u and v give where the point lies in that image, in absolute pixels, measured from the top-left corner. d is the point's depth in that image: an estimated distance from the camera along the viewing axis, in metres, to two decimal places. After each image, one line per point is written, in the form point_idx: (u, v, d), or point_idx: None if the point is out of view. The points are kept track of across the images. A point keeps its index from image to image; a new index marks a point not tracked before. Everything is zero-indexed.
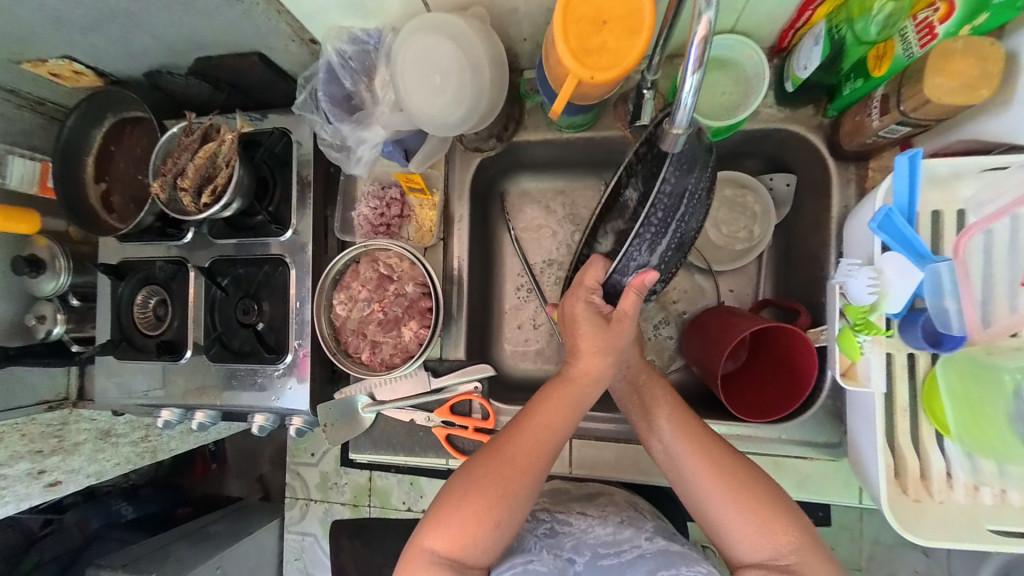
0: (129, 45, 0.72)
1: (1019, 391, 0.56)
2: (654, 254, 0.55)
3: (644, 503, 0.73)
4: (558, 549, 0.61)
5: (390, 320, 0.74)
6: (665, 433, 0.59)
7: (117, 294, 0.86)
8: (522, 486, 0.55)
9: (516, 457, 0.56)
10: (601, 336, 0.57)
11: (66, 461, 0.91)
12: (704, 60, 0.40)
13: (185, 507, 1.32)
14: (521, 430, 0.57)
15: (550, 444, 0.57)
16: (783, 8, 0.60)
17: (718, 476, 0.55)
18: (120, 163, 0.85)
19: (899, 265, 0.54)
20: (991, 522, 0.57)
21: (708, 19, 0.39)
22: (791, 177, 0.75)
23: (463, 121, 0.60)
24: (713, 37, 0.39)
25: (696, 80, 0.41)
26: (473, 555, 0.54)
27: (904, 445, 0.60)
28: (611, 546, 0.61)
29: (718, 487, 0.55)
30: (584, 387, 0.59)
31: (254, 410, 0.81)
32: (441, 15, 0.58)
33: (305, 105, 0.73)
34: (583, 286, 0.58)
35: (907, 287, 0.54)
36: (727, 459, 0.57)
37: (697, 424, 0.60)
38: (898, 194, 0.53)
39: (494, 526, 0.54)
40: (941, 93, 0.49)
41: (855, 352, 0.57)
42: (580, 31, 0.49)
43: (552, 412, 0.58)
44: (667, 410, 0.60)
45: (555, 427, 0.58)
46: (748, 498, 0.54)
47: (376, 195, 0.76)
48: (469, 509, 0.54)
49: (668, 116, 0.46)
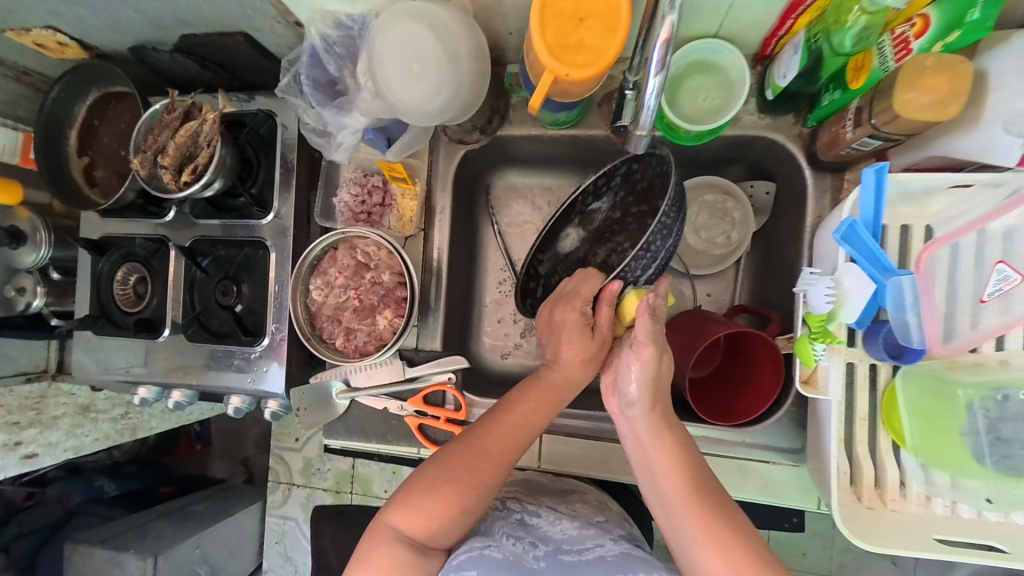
0: (114, 19, 0.71)
1: (972, 406, 0.57)
2: (643, 279, 0.61)
3: (614, 505, 0.74)
4: (521, 536, 0.60)
5: (366, 308, 0.75)
6: (647, 450, 0.56)
7: (98, 269, 0.85)
8: (493, 476, 0.57)
9: (490, 447, 0.57)
10: (585, 342, 0.60)
11: (45, 434, 0.90)
12: (665, 63, 0.45)
13: (166, 487, 1.32)
14: (497, 422, 0.59)
15: (525, 440, 0.59)
16: (766, 14, 0.60)
17: (693, 509, 0.52)
18: (104, 138, 0.85)
19: (856, 276, 0.55)
20: (939, 532, 0.57)
21: (671, 21, 0.43)
22: (772, 185, 0.76)
23: (441, 111, 0.60)
24: (675, 39, 0.44)
25: (659, 81, 0.47)
26: (436, 538, 0.55)
27: (862, 454, 0.60)
28: (575, 541, 0.60)
29: (692, 522, 0.52)
30: (565, 389, 0.61)
31: (231, 391, 0.81)
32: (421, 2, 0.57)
33: (289, 88, 0.73)
34: (580, 296, 0.61)
35: (863, 299, 0.55)
36: (703, 488, 0.53)
37: (683, 446, 0.56)
38: (864, 207, 0.54)
39: (461, 512, 0.55)
40: (913, 107, 0.50)
41: (811, 361, 0.60)
42: (558, 26, 0.49)
43: (529, 407, 0.60)
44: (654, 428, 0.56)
45: (533, 423, 0.60)
46: (723, 536, 0.51)
47: (358, 182, 0.77)
48: (440, 494, 0.55)
49: (635, 116, 0.51)
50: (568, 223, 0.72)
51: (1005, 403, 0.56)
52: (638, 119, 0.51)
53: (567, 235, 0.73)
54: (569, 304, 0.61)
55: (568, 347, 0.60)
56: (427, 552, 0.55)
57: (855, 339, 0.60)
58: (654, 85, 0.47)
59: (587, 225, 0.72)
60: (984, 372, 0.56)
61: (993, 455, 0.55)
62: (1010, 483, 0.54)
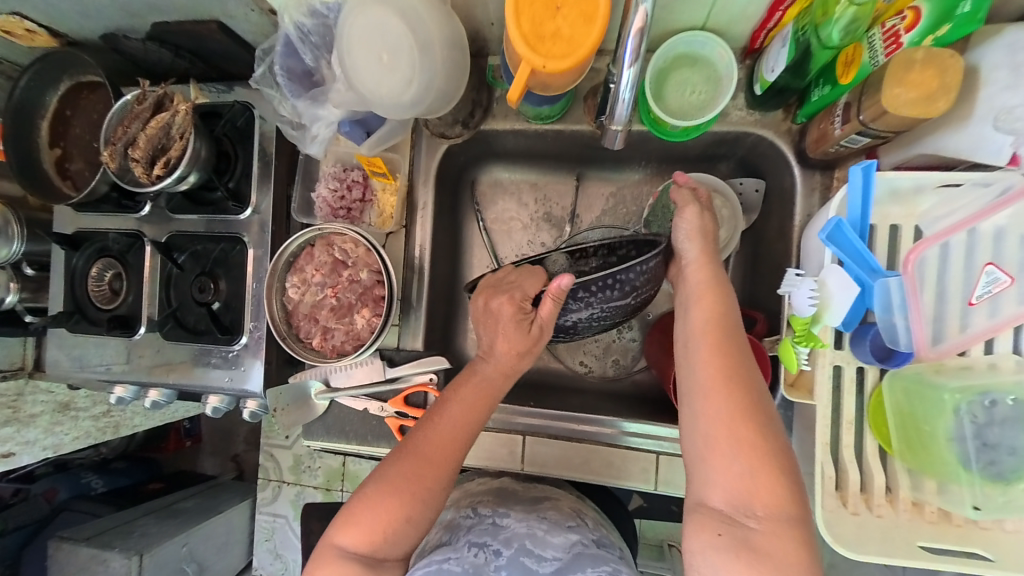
0: (83, 5, 0.69)
1: (960, 410, 0.53)
2: (592, 304, 0.60)
3: (590, 513, 0.71)
4: (486, 542, 0.59)
5: (343, 306, 0.73)
6: (698, 329, 0.54)
7: (71, 264, 0.83)
8: (440, 479, 0.55)
9: (433, 447, 0.56)
10: (519, 335, 0.60)
11: (21, 432, 0.89)
12: (639, 53, 0.44)
13: (156, 482, 1.30)
14: (436, 420, 0.58)
15: (466, 438, 0.58)
16: (754, 7, 0.59)
17: (726, 391, 0.49)
18: (76, 129, 0.82)
19: (842, 279, 0.54)
20: (925, 539, 0.55)
21: (644, 10, 0.41)
22: (761, 183, 0.73)
23: (415, 102, 0.58)
24: (649, 28, 0.42)
25: (633, 71, 0.45)
26: (385, 551, 0.53)
27: (848, 459, 0.58)
28: (540, 545, 0.59)
29: (721, 406, 0.48)
30: (499, 385, 0.61)
31: (209, 390, 0.79)
32: None
33: (264, 79, 0.71)
34: (520, 288, 0.60)
35: (845, 301, 0.54)
36: (739, 375, 0.50)
37: (732, 331, 0.53)
38: (852, 207, 0.52)
39: (408, 520, 0.54)
40: (898, 103, 0.49)
41: (794, 364, 0.59)
42: (533, 14, 0.47)
43: (469, 402, 0.59)
44: (711, 306, 0.55)
45: (472, 422, 0.59)
46: (746, 421, 0.47)
47: (337, 176, 0.74)
48: (382, 507, 0.53)
49: (611, 110, 0.51)
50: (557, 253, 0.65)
51: (992, 409, 0.54)
52: (614, 112, 0.51)
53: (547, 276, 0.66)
54: (507, 297, 0.60)
55: (503, 339, 0.61)
56: (379, 565, 0.53)
57: (842, 340, 0.59)
58: (629, 74, 0.46)
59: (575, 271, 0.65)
60: (971, 376, 0.54)
61: (980, 462, 0.53)
62: (993, 490, 0.53)
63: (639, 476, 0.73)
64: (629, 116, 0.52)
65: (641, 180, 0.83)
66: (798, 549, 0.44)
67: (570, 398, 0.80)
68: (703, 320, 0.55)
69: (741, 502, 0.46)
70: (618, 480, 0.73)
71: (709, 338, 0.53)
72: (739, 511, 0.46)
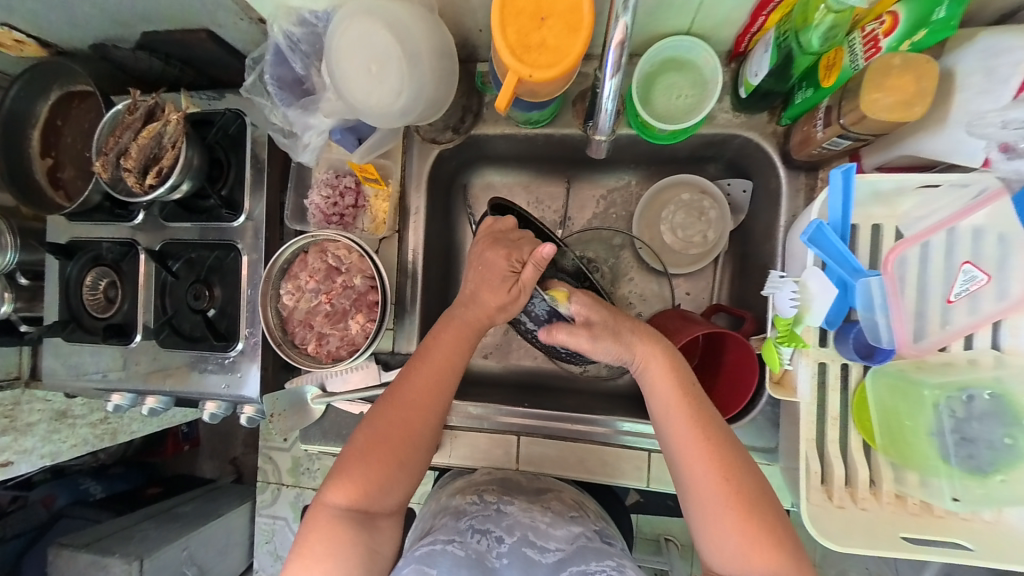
0: (71, 14, 0.69)
1: (939, 406, 0.56)
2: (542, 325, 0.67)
3: (592, 504, 0.71)
4: (489, 528, 0.60)
5: (338, 312, 0.74)
6: (666, 408, 0.56)
7: (66, 273, 0.83)
8: (423, 426, 0.57)
9: (413, 398, 0.57)
10: (504, 296, 0.60)
11: (19, 441, 0.89)
12: (619, 65, 0.44)
13: (154, 486, 1.30)
14: (415, 371, 0.59)
15: (446, 387, 0.59)
16: (738, 12, 0.60)
17: (711, 471, 0.52)
18: (68, 139, 0.82)
19: (819, 280, 0.56)
20: (903, 531, 0.56)
21: (625, 23, 0.40)
22: (748, 183, 0.76)
23: (405, 112, 0.59)
24: (629, 41, 0.42)
25: (615, 83, 0.46)
26: (379, 503, 0.55)
27: (833, 454, 0.60)
28: (542, 537, 0.60)
29: (711, 491, 0.51)
30: (477, 327, 0.61)
31: (206, 397, 0.80)
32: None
33: (255, 88, 0.71)
34: (519, 251, 0.60)
35: (824, 302, 0.56)
36: (716, 448, 0.53)
37: (695, 405, 0.55)
38: (832, 208, 0.54)
39: (400, 466, 0.56)
40: (879, 107, 0.50)
41: (776, 362, 0.62)
42: (519, 25, 0.48)
43: (445, 349, 0.59)
44: (667, 383, 0.56)
45: (450, 371, 0.59)
46: (734, 496, 0.51)
47: (329, 183, 0.75)
48: (371, 466, 0.55)
49: (594, 121, 0.52)
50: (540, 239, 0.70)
51: (970, 404, 0.55)
52: (598, 124, 0.52)
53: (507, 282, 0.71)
54: (504, 251, 0.60)
55: (489, 295, 0.60)
56: (372, 521, 0.55)
57: (826, 339, 0.60)
58: (612, 86, 0.46)
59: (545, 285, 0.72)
60: (950, 372, 0.56)
61: (958, 455, 0.55)
62: (971, 482, 0.54)
63: (632, 474, 0.74)
64: (613, 128, 0.54)
65: (632, 181, 0.84)
66: None
67: (564, 398, 0.81)
68: (666, 395, 0.56)
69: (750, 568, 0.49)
70: (610, 477, 0.75)
71: (678, 417, 0.55)
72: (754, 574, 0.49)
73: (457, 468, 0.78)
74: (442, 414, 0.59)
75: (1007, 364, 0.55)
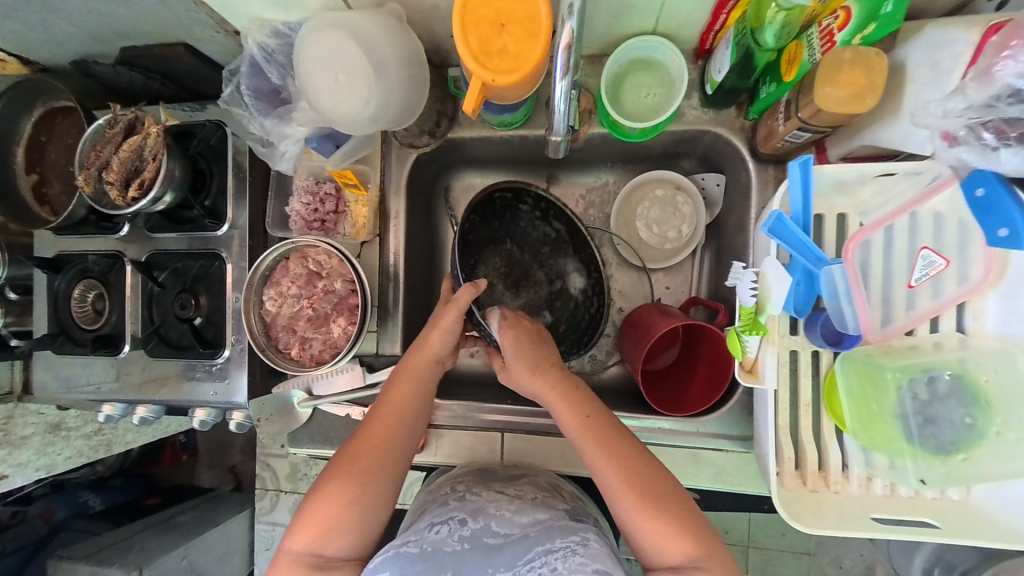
0: (50, 33, 0.71)
1: (903, 389, 0.57)
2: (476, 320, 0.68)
3: (568, 487, 0.73)
4: (452, 516, 0.61)
5: (320, 316, 0.76)
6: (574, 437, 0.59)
7: (54, 287, 0.84)
8: (378, 458, 0.58)
9: (370, 435, 0.60)
10: (451, 325, 0.64)
11: (14, 454, 0.90)
12: (569, 67, 0.45)
13: (153, 497, 1.30)
14: (373, 411, 0.63)
15: (403, 422, 0.62)
16: (699, 12, 0.61)
17: (625, 480, 0.54)
18: (53, 155, 0.83)
19: (776, 271, 0.56)
20: (876, 511, 0.58)
21: (570, 28, 0.43)
22: (722, 177, 0.78)
23: (376, 119, 0.60)
24: (577, 45, 0.44)
25: (565, 85, 0.47)
26: (335, 544, 0.55)
27: (807, 440, 0.62)
28: (505, 523, 0.60)
29: (625, 498, 0.54)
30: (430, 365, 0.66)
31: (195, 404, 0.81)
32: (343, 14, 0.58)
33: (233, 99, 0.73)
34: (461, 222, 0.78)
35: (781, 291, 0.55)
36: (620, 453, 0.56)
37: (601, 421, 0.58)
38: (792, 201, 0.55)
39: (354, 503, 0.56)
40: (830, 101, 0.52)
41: (739, 351, 0.62)
42: (479, 32, 0.50)
43: (401, 386, 0.64)
44: (573, 406, 0.60)
45: (406, 407, 0.63)
46: (648, 497, 0.53)
47: (310, 190, 0.76)
48: (326, 504, 0.55)
49: (549, 123, 0.53)
50: (558, 215, 0.77)
51: (932, 385, 0.57)
52: (552, 124, 0.53)
53: (512, 279, 0.80)
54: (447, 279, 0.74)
55: (440, 336, 0.65)
56: (328, 563, 0.55)
57: (796, 327, 0.63)
58: (563, 89, 0.47)
59: (559, 267, 0.81)
60: (915, 355, 0.58)
61: (920, 435, 0.57)
62: (934, 462, 0.56)
63: None
64: (569, 130, 0.55)
65: (609, 180, 0.86)
66: None
67: None
68: (573, 420, 0.59)
69: (678, 562, 0.51)
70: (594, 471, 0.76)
71: (588, 438, 0.57)
72: (681, 565, 0.51)
73: (444, 466, 0.80)
74: (401, 449, 0.61)
75: (971, 345, 0.56)
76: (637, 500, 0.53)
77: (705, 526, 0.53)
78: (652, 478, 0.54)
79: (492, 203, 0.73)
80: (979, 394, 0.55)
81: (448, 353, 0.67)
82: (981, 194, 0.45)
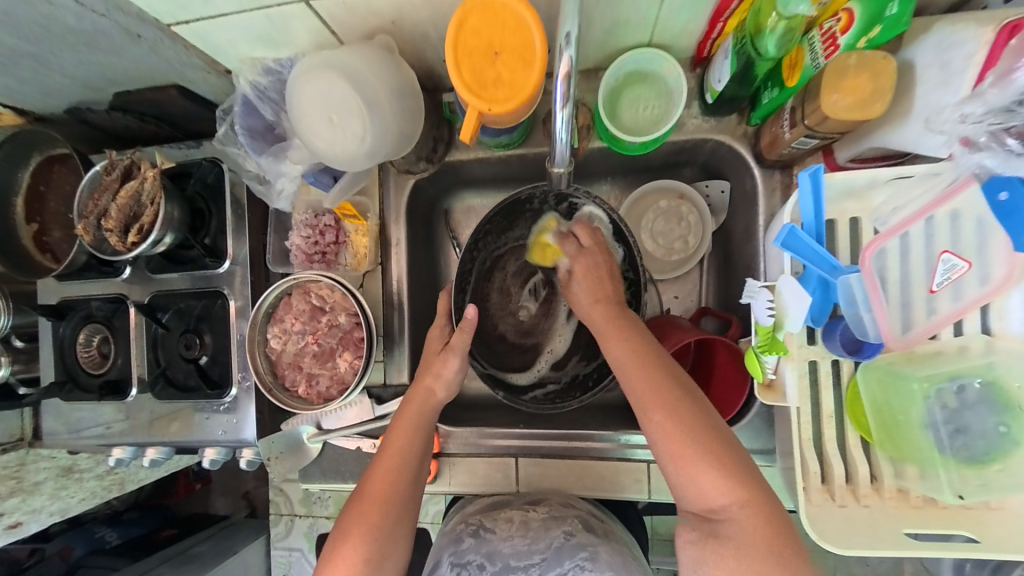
0: (44, 84, 0.71)
1: (930, 398, 0.55)
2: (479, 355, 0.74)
3: (582, 503, 0.73)
4: (469, 559, 0.66)
5: (326, 351, 0.76)
6: (619, 357, 0.57)
7: (60, 334, 0.83)
8: (387, 514, 0.59)
9: (374, 493, 0.60)
10: (454, 371, 0.67)
11: (27, 501, 0.86)
12: (569, 96, 0.44)
13: (169, 529, 1.22)
14: (373, 467, 0.62)
15: (406, 471, 0.62)
16: (695, 21, 0.60)
17: (649, 390, 0.53)
18: (52, 204, 0.83)
19: (792, 289, 0.54)
20: (907, 527, 0.56)
21: (569, 56, 0.42)
22: (726, 184, 0.77)
23: (374, 152, 0.60)
24: (576, 73, 0.42)
25: (565, 114, 0.46)
26: None
27: (832, 454, 0.60)
28: (523, 557, 0.66)
29: (658, 412, 0.51)
30: (426, 413, 0.66)
31: (205, 444, 0.79)
32: (329, 53, 0.57)
33: (227, 138, 0.73)
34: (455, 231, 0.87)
35: (800, 313, 0.53)
36: (646, 363, 0.54)
37: (652, 352, 0.55)
38: (805, 212, 0.54)
39: (367, 561, 0.57)
40: (838, 109, 0.51)
41: (758, 370, 0.61)
42: (472, 63, 0.49)
43: (400, 436, 0.64)
44: (620, 333, 0.58)
45: (409, 453, 0.63)
46: (695, 436, 0.50)
47: (309, 223, 0.75)
48: (342, 563, 0.56)
49: (550, 153, 0.52)
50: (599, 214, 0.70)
51: (961, 394, 0.54)
52: (554, 154, 0.52)
53: (530, 285, 0.79)
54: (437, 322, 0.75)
55: (443, 386, 0.67)
56: None
57: (814, 337, 0.60)
58: (563, 118, 0.46)
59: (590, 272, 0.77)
60: (940, 362, 0.55)
61: (952, 445, 0.54)
62: (969, 473, 0.54)
63: (633, 487, 0.74)
64: (570, 159, 0.54)
65: (611, 193, 0.85)
66: (765, 524, 0.47)
67: (562, 412, 0.81)
68: (621, 349, 0.57)
69: (711, 504, 0.49)
70: (611, 491, 0.74)
71: (637, 372, 0.54)
72: (711, 503, 0.49)
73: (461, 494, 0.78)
74: (409, 499, 0.61)
75: (998, 349, 0.54)
76: (671, 416, 0.51)
77: (750, 463, 0.50)
78: (677, 390, 0.52)
79: (521, 213, 0.73)
80: (1010, 401, 0.52)
81: (447, 397, 0.68)
82: (1005, 198, 0.44)
